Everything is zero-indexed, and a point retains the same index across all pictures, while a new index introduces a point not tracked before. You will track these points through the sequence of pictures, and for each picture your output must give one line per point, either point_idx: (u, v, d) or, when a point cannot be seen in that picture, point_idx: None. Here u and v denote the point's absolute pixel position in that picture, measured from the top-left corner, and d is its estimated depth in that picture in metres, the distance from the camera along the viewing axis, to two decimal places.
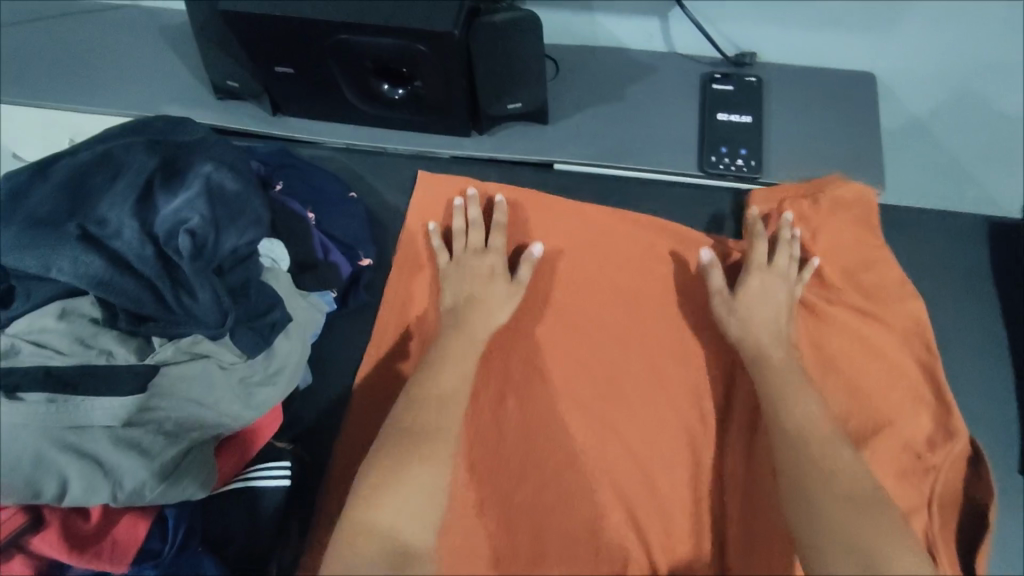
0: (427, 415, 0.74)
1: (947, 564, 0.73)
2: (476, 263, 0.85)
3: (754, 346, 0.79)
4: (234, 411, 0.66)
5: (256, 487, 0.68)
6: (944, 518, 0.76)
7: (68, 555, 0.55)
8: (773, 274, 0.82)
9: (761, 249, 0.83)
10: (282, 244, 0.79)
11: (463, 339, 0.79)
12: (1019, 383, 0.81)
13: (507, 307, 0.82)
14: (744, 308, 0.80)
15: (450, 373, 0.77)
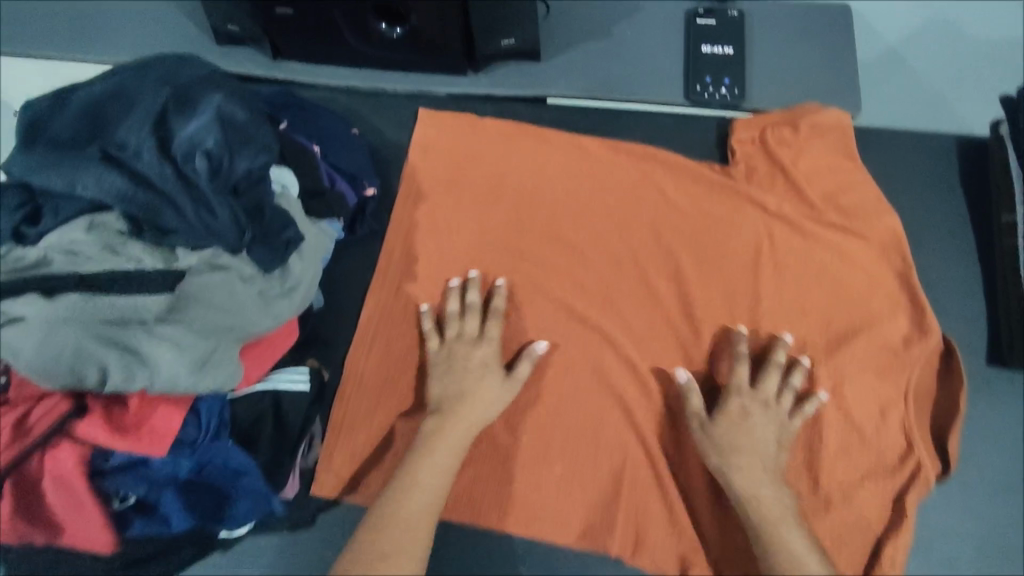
0: (400, 527, 0.69)
1: (921, 445, 0.79)
2: (467, 351, 0.81)
3: (734, 474, 0.74)
4: (258, 317, 0.70)
5: (278, 391, 0.73)
6: (918, 406, 0.81)
7: (111, 438, 0.60)
8: (762, 408, 0.78)
9: (743, 373, 0.80)
10: (291, 172, 0.82)
11: (442, 437, 0.76)
12: (987, 284, 0.86)
13: (498, 404, 0.79)
14: (727, 441, 0.76)
15: (428, 472, 0.73)
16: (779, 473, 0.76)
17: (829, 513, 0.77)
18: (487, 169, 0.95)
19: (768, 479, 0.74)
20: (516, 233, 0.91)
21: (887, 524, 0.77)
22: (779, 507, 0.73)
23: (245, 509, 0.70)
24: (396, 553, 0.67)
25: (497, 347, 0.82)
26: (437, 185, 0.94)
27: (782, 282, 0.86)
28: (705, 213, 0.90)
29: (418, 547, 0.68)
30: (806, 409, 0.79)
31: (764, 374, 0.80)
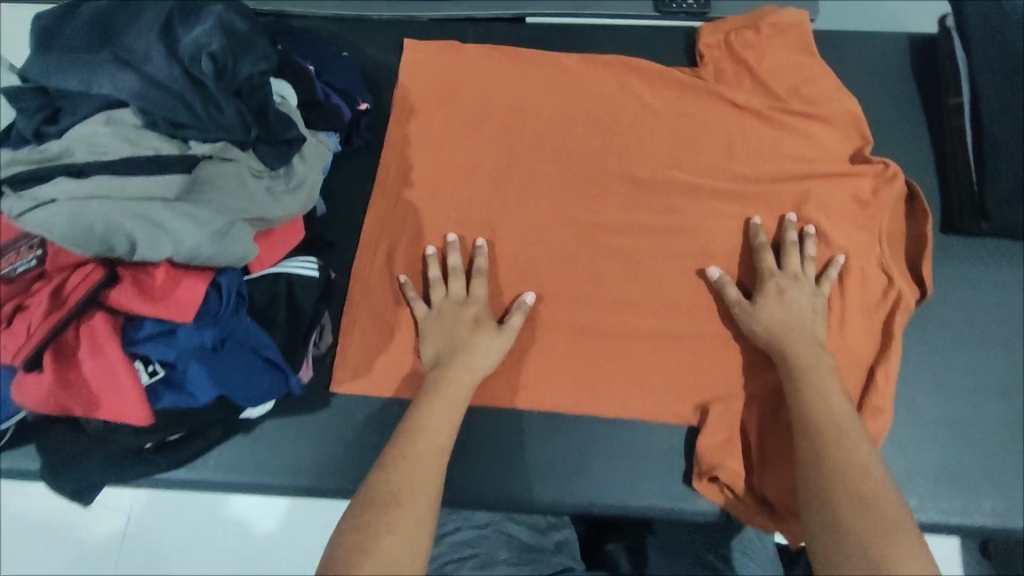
0: (411, 472, 0.66)
1: (900, 284, 0.85)
2: (455, 312, 0.83)
3: (778, 342, 0.78)
4: (266, 206, 0.76)
5: (290, 276, 0.79)
6: (892, 266, 0.87)
7: (142, 304, 0.66)
8: (792, 281, 0.82)
9: (770, 257, 0.85)
10: (290, 85, 0.87)
11: (444, 391, 0.76)
12: (939, 163, 0.93)
13: (495, 354, 0.80)
14: (768, 315, 0.80)
15: (433, 422, 0.73)
16: (820, 341, 0.79)
17: None
18: (472, 83, 0.99)
19: (815, 343, 0.78)
20: (503, 139, 0.96)
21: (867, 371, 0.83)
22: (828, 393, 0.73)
23: (266, 384, 0.75)
24: (408, 495, 0.63)
25: (484, 305, 0.84)
26: (426, 100, 0.99)
27: (757, 165, 0.93)
28: (681, 112, 0.95)
29: (431, 489, 0.65)
30: (829, 275, 0.84)
31: (787, 252, 0.85)
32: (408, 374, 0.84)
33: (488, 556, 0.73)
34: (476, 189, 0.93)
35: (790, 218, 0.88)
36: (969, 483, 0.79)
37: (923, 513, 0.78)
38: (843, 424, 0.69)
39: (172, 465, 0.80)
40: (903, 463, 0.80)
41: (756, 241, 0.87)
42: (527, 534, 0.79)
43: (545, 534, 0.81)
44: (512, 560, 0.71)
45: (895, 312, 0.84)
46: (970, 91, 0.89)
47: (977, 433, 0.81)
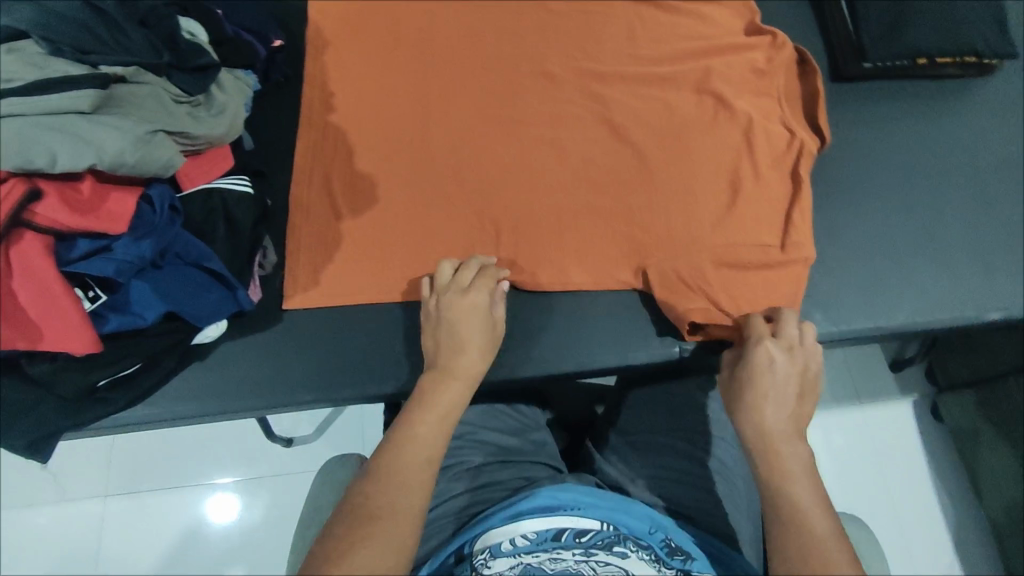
0: (393, 488, 0.62)
1: (801, 133, 0.91)
2: (459, 299, 0.79)
3: (754, 409, 0.68)
4: (188, 123, 0.77)
5: (222, 193, 0.80)
6: (794, 113, 0.94)
7: (73, 216, 0.65)
8: (786, 351, 0.72)
9: (761, 322, 0.76)
10: (199, 25, 0.88)
11: (436, 399, 0.70)
12: (821, 24, 1.01)
13: (485, 345, 0.76)
14: (747, 384, 0.69)
15: (426, 432, 0.67)
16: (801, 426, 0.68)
17: (740, 218, 0.87)
18: (382, 10, 1.02)
19: (797, 422, 0.68)
20: (419, 58, 0.99)
21: (787, 210, 0.88)
22: (802, 459, 0.64)
23: (212, 302, 0.75)
24: (392, 513, 0.60)
25: (486, 296, 0.79)
26: (339, 32, 1.01)
27: (661, 47, 0.98)
28: (582, 11, 1.01)
29: (413, 514, 0.61)
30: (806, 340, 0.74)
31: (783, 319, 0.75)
32: (357, 279, 0.86)
33: (467, 469, 0.85)
34: (399, 105, 0.96)
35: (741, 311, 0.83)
36: (888, 293, 0.85)
37: (852, 326, 0.84)
38: (800, 504, 0.60)
39: (128, 402, 0.78)
40: (830, 287, 0.86)
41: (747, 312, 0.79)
42: (505, 439, 0.89)
43: (518, 437, 0.90)
44: (490, 471, 0.85)
45: (800, 158, 0.90)
46: None
47: (893, 251, 0.87)
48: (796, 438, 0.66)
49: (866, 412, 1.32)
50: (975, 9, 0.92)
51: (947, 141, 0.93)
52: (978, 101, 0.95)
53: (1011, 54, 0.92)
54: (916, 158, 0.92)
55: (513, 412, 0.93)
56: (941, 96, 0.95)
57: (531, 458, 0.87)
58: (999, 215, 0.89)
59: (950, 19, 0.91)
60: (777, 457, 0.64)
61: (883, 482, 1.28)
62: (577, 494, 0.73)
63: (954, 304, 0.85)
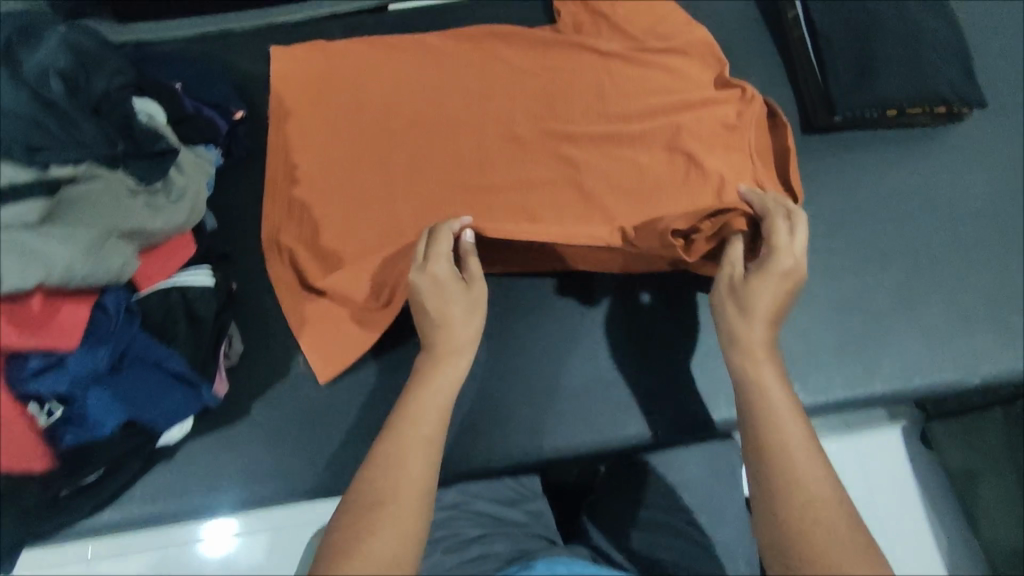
0: (393, 473, 0.64)
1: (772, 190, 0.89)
2: (436, 268, 0.76)
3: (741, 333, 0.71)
4: (143, 219, 0.75)
5: (183, 288, 0.77)
6: (766, 168, 0.92)
7: (22, 335, 0.62)
8: (776, 268, 0.73)
9: (779, 233, 0.75)
10: (155, 102, 0.87)
11: (430, 376, 0.72)
12: (791, 74, 1.00)
13: (473, 315, 0.75)
14: (741, 313, 0.72)
15: (422, 412, 0.69)
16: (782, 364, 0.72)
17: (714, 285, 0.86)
18: (345, 75, 1.00)
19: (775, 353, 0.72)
20: (383, 125, 0.98)
21: None
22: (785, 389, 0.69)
23: (177, 401, 0.74)
24: (392, 496, 0.63)
25: (446, 264, 0.76)
26: (301, 101, 0.99)
27: (630, 104, 0.96)
28: (549, 68, 1.00)
29: (419, 492, 0.64)
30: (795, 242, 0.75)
31: (773, 230, 0.75)
32: (326, 362, 0.84)
33: (459, 542, 0.80)
34: (365, 176, 0.94)
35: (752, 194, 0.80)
36: (868, 347, 0.84)
37: (832, 391, 0.83)
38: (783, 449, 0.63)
39: (97, 506, 0.77)
40: (812, 354, 0.84)
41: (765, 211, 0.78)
42: (500, 510, 0.85)
43: (513, 508, 0.86)
44: (485, 542, 0.80)
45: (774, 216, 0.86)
46: (802, 5, 0.97)
47: (873, 309, 0.86)
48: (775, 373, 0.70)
49: (858, 445, 1.31)
50: (941, 58, 0.90)
51: (920, 189, 0.92)
52: (949, 149, 0.94)
53: (980, 103, 0.90)
54: (889, 207, 0.91)
55: (511, 480, 0.88)
56: (913, 146, 0.94)
57: (526, 531, 0.84)
58: (975, 268, 0.88)
59: (920, 69, 0.90)
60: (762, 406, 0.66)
61: (877, 515, 1.27)
62: (572, 564, 0.70)
63: (932, 358, 0.85)
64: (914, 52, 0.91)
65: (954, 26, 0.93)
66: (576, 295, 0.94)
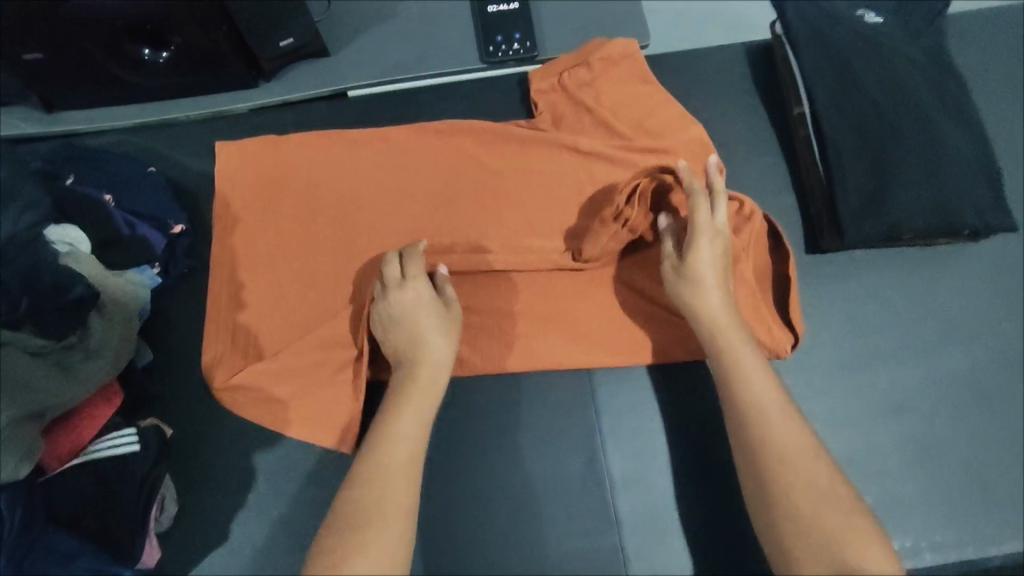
0: (384, 484, 0.62)
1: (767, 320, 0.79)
2: (398, 296, 0.75)
3: (712, 328, 0.73)
4: (60, 389, 0.68)
5: (98, 458, 0.71)
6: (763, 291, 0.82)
7: None
8: (704, 236, 0.75)
9: (703, 208, 0.76)
10: (77, 228, 0.78)
11: (405, 395, 0.70)
12: (795, 177, 0.90)
13: (448, 329, 0.75)
14: (695, 298, 0.74)
15: (403, 428, 0.67)
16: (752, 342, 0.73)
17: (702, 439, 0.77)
18: (297, 175, 0.90)
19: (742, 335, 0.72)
20: (338, 236, 0.87)
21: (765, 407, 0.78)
22: (772, 388, 0.68)
23: None
24: (382, 512, 0.60)
25: (426, 284, 0.76)
26: (247, 205, 0.89)
27: None
28: (524, 170, 0.89)
29: (406, 498, 0.62)
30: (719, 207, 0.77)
31: (694, 203, 0.75)
32: (276, 519, 0.78)
33: None
34: (317, 297, 0.84)
35: (682, 163, 0.78)
36: (881, 513, 0.76)
37: None
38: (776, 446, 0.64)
39: None
40: None
41: (689, 188, 0.76)
42: None
43: None
44: None
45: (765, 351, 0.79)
46: (808, 99, 0.86)
47: (876, 465, 0.77)
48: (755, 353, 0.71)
49: None
50: (963, 177, 0.81)
51: (941, 319, 0.82)
52: (969, 268, 0.85)
53: (1008, 227, 0.82)
54: (906, 343, 0.82)
55: None
56: (926, 268, 0.85)
57: None
58: (993, 416, 0.79)
59: (935, 190, 0.80)
60: (751, 406, 0.67)
61: None
62: None
63: (953, 523, 0.76)
64: (931, 170, 0.81)
65: (979, 135, 0.84)
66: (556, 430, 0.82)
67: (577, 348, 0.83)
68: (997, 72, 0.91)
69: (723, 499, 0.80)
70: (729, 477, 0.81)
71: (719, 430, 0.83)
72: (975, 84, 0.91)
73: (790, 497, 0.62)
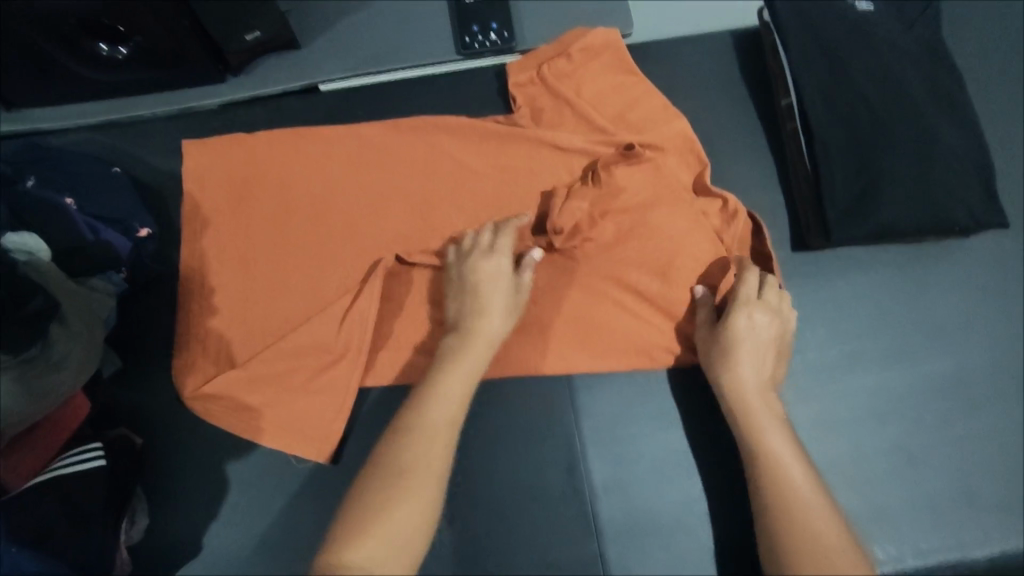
0: (421, 447, 0.63)
1: None
2: (480, 262, 0.76)
3: (736, 399, 0.72)
4: (22, 406, 0.65)
5: (67, 474, 0.68)
6: None
7: None
8: (743, 308, 0.73)
9: (750, 280, 0.75)
10: (37, 235, 0.74)
11: (462, 357, 0.71)
12: (781, 172, 0.87)
13: (508, 312, 0.75)
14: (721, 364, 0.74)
15: (447, 391, 0.69)
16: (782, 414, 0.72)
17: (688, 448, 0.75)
18: (267, 175, 0.87)
19: (772, 406, 0.72)
20: (309, 238, 0.84)
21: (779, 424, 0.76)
22: (789, 444, 0.69)
23: None
24: (409, 472, 0.61)
25: (509, 259, 0.77)
26: (215, 206, 0.86)
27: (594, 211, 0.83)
28: (502, 166, 0.86)
29: (441, 460, 0.63)
30: (769, 292, 0.75)
31: (741, 278, 0.75)
32: (248, 527, 0.77)
33: None
34: (287, 302, 0.82)
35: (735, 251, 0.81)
36: (867, 519, 0.75)
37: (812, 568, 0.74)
38: (790, 498, 0.64)
39: None
40: None
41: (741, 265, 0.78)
42: None
43: None
44: None
45: None
46: (795, 91, 0.82)
47: (860, 468, 0.76)
48: (778, 416, 0.72)
49: None
50: (956, 173, 0.79)
51: (932, 320, 0.80)
52: (960, 266, 0.82)
53: (1000, 224, 0.79)
54: (896, 346, 0.80)
55: None
56: (917, 266, 0.82)
57: None
58: (980, 417, 0.78)
59: (926, 187, 0.78)
60: (758, 455, 0.68)
61: None
62: None
63: (937, 527, 0.75)
64: (922, 166, 0.78)
65: (972, 129, 0.81)
66: (535, 436, 0.80)
67: (557, 351, 0.80)
68: (994, 62, 0.88)
69: (704, 503, 0.79)
70: (710, 481, 0.79)
71: (702, 436, 0.81)
72: (971, 74, 0.87)
73: (796, 527, 0.62)
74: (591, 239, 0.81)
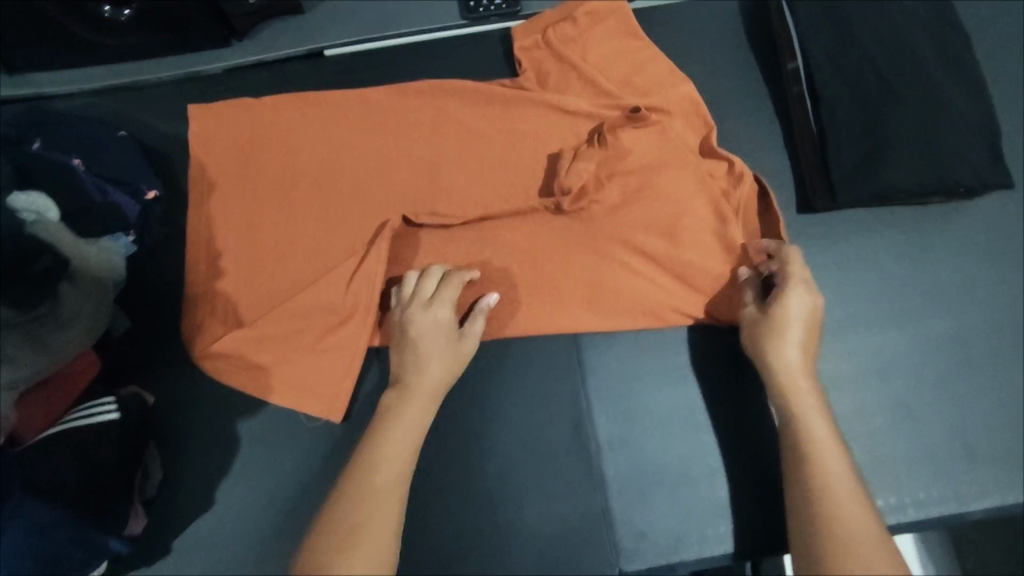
0: (367, 508, 0.60)
1: None
2: (419, 315, 0.74)
3: (781, 377, 0.70)
4: (32, 360, 0.66)
5: (79, 427, 0.70)
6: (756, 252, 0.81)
7: None
8: (793, 289, 0.72)
9: (796, 260, 0.74)
10: (43, 195, 0.73)
11: (402, 410, 0.69)
12: (787, 136, 0.87)
13: (450, 365, 0.73)
14: (766, 341, 0.71)
15: (393, 443, 0.66)
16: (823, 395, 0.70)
17: None
18: (273, 139, 0.87)
19: (815, 391, 0.69)
20: (316, 201, 0.84)
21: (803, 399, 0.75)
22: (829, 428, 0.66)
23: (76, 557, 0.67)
24: (356, 534, 0.58)
25: (450, 309, 0.75)
26: (221, 169, 0.86)
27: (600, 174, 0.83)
28: (508, 129, 0.86)
29: (392, 521, 0.60)
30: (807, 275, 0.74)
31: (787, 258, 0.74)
32: (259, 483, 0.78)
33: None
34: (295, 264, 0.82)
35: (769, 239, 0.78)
36: (869, 476, 0.76)
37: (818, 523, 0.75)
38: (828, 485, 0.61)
39: None
40: None
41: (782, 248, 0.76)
42: None
43: None
44: None
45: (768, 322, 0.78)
46: (802, 54, 0.82)
47: (864, 426, 0.77)
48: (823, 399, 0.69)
49: None
50: (961, 136, 0.79)
51: (935, 283, 0.81)
52: (964, 229, 0.83)
53: (1005, 186, 0.80)
54: (899, 308, 0.80)
55: None
56: (921, 229, 0.83)
57: None
58: (983, 376, 0.79)
59: (932, 149, 0.78)
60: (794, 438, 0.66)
61: None
62: None
63: (940, 484, 0.76)
64: (929, 128, 0.78)
65: (978, 91, 0.81)
66: (541, 395, 0.81)
67: (563, 311, 0.80)
68: (999, 25, 0.88)
69: (708, 461, 0.80)
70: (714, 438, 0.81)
71: (706, 395, 0.82)
72: (976, 38, 0.87)
73: (833, 526, 0.58)
74: (597, 202, 0.82)
